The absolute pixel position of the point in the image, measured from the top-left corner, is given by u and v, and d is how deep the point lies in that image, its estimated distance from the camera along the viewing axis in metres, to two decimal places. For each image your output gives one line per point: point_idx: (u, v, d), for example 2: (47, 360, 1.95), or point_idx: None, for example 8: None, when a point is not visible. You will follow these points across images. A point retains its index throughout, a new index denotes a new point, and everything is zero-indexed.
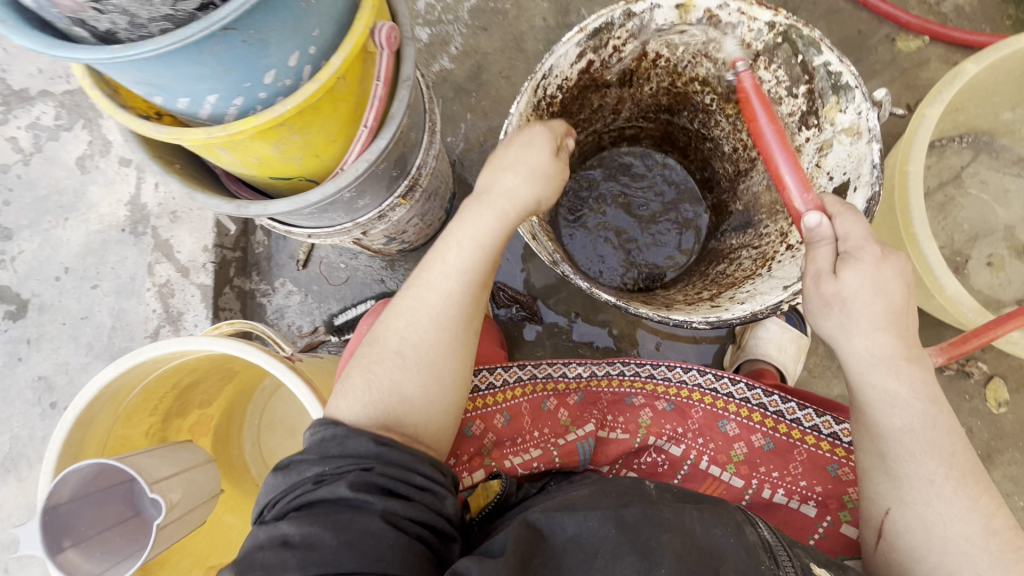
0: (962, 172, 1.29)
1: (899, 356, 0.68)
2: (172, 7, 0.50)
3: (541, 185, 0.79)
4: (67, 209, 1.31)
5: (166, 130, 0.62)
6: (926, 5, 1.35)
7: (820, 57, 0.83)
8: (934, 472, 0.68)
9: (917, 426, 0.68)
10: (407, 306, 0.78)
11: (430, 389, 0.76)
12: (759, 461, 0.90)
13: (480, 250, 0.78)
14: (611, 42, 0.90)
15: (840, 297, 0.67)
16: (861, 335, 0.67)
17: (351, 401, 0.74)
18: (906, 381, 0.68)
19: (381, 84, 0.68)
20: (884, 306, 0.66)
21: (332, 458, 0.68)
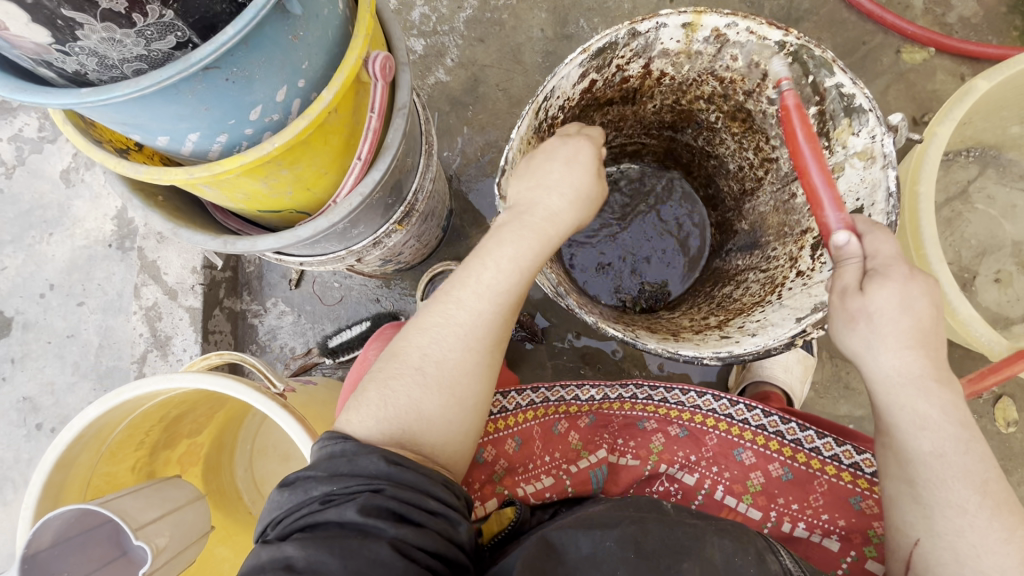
0: (969, 187, 1.27)
1: (930, 377, 0.62)
2: (145, 48, 0.48)
3: (583, 210, 0.74)
4: (51, 224, 1.27)
5: (146, 169, 0.59)
6: (930, 16, 1.33)
7: (832, 78, 0.80)
8: (967, 500, 0.61)
9: (949, 452, 0.61)
10: (433, 317, 0.68)
11: (451, 409, 0.67)
12: (777, 492, 0.83)
13: (518, 272, 0.69)
14: (614, 61, 0.86)
15: (866, 313, 0.63)
16: (890, 350, 0.62)
17: (363, 416, 0.65)
18: (937, 404, 0.62)
19: (375, 115, 0.65)
20: (910, 324, 0.62)
21: (342, 476, 0.57)
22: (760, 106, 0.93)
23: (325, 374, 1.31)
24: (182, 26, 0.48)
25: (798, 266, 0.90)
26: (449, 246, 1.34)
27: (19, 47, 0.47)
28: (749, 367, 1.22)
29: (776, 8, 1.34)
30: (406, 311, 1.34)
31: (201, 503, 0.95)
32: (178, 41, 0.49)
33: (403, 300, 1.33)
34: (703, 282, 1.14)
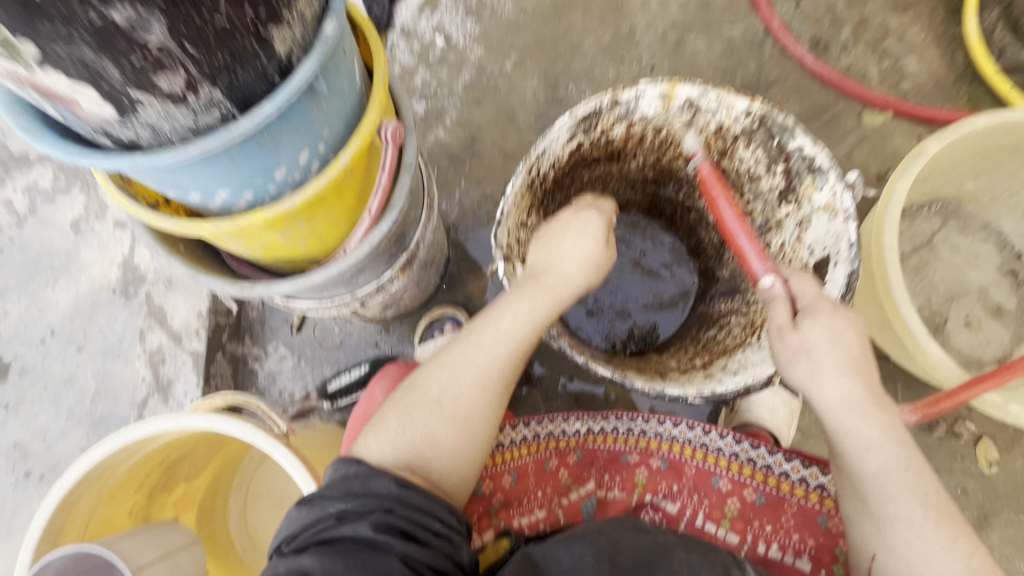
0: (934, 237, 1.36)
1: (868, 401, 0.69)
2: (193, 121, 0.56)
3: (593, 274, 0.79)
4: (57, 271, 1.32)
5: (177, 223, 0.65)
6: (886, 84, 1.47)
7: (794, 141, 0.89)
8: (912, 513, 0.66)
9: (891, 468, 0.68)
10: (453, 356, 0.73)
11: (462, 439, 0.70)
12: (752, 516, 0.86)
13: (533, 323, 0.74)
14: (600, 124, 0.96)
15: (805, 348, 0.71)
16: (831, 379, 0.69)
17: (380, 440, 0.68)
18: (877, 424, 0.69)
19: (385, 174, 0.73)
20: (843, 355, 0.70)
21: (355, 496, 0.60)
22: (733, 164, 1.01)
23: (322, 418, 1.33)
24: (226, 103, 0.56)
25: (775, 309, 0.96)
26: (446, 292, 1.40)
27: (86, 118, 0.54)
28: (736, 408, 1.24)
29: (746, 77, 1.48)
30: (404, 355, 1.37)
31: (199, 547, 0.95)
32: (221, 116, 0.57)
33: (401, 344, 1.37)
34: (689, 327, 1.19)
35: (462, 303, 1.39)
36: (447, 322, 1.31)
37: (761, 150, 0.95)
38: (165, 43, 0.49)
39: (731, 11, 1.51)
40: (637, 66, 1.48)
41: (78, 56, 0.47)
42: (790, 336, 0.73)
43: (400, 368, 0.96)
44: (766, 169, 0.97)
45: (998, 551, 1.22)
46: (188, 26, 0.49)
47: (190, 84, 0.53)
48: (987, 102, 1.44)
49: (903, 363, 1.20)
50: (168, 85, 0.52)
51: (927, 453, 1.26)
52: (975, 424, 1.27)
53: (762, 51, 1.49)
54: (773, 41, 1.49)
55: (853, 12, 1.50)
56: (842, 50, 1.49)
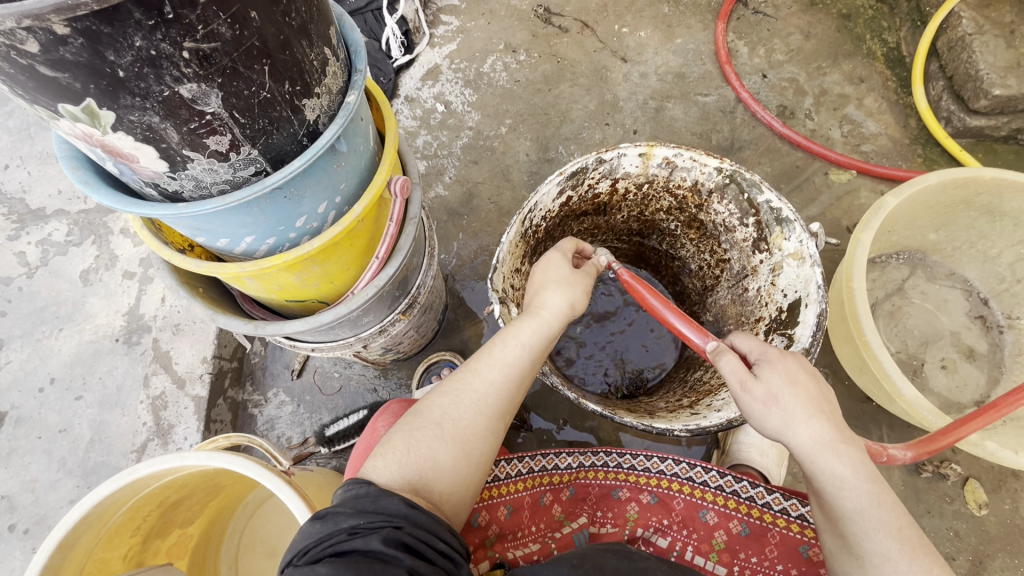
0: (904, 284, 1.44)
1: (837, 440, 0.71)
2: (232, 174, 0.65)
3: (570, 291, 0.86)
4: (63, 320, 1.37)
5: (204, 264, 0.71)
6: (849, 146, 1.61)
7: (762, 195, 0.99)
8: (889, 549, 0.67)
9: (866, 506, 0.69)
10: (454, 383, 0.78)
11: (463, 466, 0.74)
12: (738, 547, 0.89)
13: (526, 352, 0.80)
14: (587, 181, 1.05)
15: (772, 395, 0.73)
16: (801, 423, 0.72)
17: (388, 461, 0.70)
18: (848, 463, 0.70)
19: (393, 224, 0.80)
20: (805, 396, 0.72)
21: (367, 513, 0.62)
22: (709, 217, 1.11)
23: (319, 463, 1.34)
24: (262, 160, 0.65)
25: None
26: (444, 338, 1.45)
27: (139, 172, 0.62)
28: (726, 451, 1.28)
29: (721, 140, 1.62)
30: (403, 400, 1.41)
31: None
32: (256, 170, 0.66)
33: (399, 389, 1.41)
34: (676, 369, 1.25)
35: (458, 349, 1.44)
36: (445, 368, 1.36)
37: (734, 203, 1.04)
38: (218, 111, 0.58)
39: (704, 82, 1.67)
40: (622, 130, 1.62)
41: (146, 122, 0.56)
42: (754, 387, 0.75)
43: (401, 405, 0.99)
44: (739, 221, 1.06)
45: None
46: (238, 97, 0.58)
47: (234, 144, 0.61)
48: (941, 162, 1.57)
49: (884, 404, 1.25)
50: (215, 144, 0.61)
51: (915, 495, 1.29)
52: (961, 465, 1.30)
53: (734, 117, 1.63)
54: (744, 109, 1.64)
55: (814, 84, 1.67)
56: (807, 116, 1.64)
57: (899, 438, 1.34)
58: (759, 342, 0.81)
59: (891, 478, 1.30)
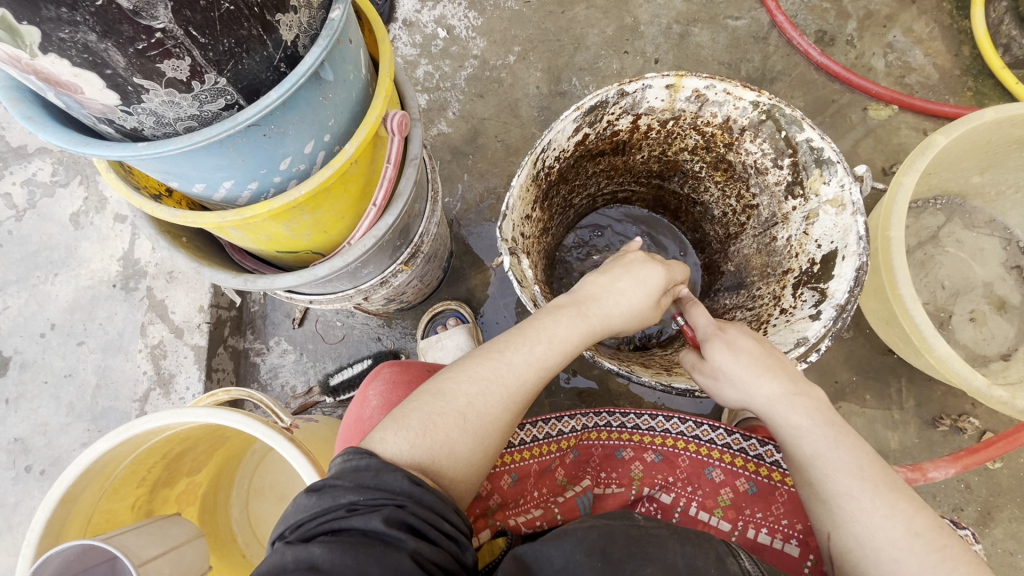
0: (939, 231, 1.35)
1: (788, 392, 0.71)
2: (199, 108, 0.57)
3: (633, 320, 0.81)
4: (57, 265, 1.31)
5: (180, 213, 0.64)
6: (892, 77, 1.46)
7: (802, 133, 0.89)
8: (851, 486, 0.64)
9: (823, 450, 0.67)
10: (482, 370, 0.73)
11: (477, 456, 0.70)
12: (744, 504, 0.87)
13: (561, 351, 0.76)
14: (606, 117, 0.95)
15: (717, 372, 0.76)
16: (750, 388, 0.72)
17: (398, 436, 0.67)
18: (801, 412, 0.70)
19: (391, 166, 0.72)
20: (749, 359, 0.74)
21: (368, 489, 0.59)
22: (739, 157, 1.01)
23: (324, 413, 1.33)
24: (232, 91, 0.57)
25: (781, 304, 0.96)
26: (449, 287, 1.39)
27: (87, 106, 0.55)
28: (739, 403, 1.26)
29: (751, 70, 1.47)
30: (407, 349, 1.37)
31: (201, 542, 0.94)
32: (227, 103, 0.58)
33: (404, 338, 1.37)
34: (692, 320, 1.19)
35: (464, 298, 1.39)
36: (450, 317, 1.32)
37: (769, 142, 0.94)
38: (170, 28, 0.50)
39: (736, 4, 1.50)
40: (642, 59, 1.47)
41: (81, 40, 0.48)
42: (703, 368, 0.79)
43: (393, 371, 0.93)
44: (773, 162, 0.96)
45: (1002, 546, 1.22)
46: (192, 10, 0.50)
47: (196, 70, 0.53)
48: (992, 96, 1.43)
49: (907, 357, 1.20)
50: (173, 71, 0.53)
51: (928, 447, 1.27)
52: (979, 419, 1.27)
53: (767, 45, 1.48)
54: (779, 35, 1.47)
55: (859, 5, 1.49)
56: (848, 43, 1.48)
57: (917, 391, 1.30)
58: (704, 317, 0.82)
59: (906, 431, 1.28)
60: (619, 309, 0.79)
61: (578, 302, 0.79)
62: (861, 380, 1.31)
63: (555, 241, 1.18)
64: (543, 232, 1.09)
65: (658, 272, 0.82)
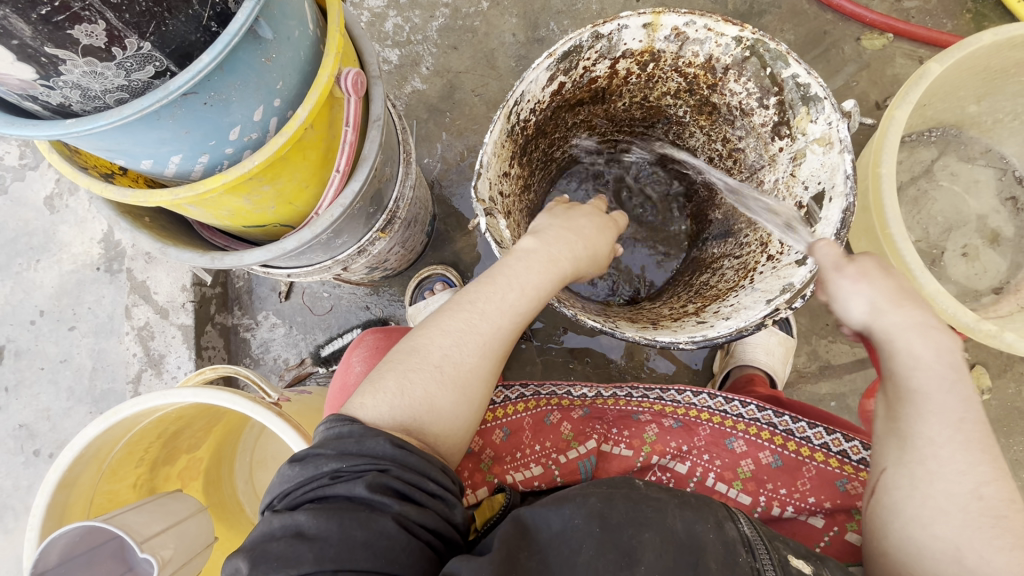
0: (933, 165, 1.31)
1: (931, 321, 0.63)
2: (126, 78, 0.57)
3: (592, 262, 0.83)
4: (37, 251, 1.28)
5: (131, 193, 0.61)
6: (888, 2, 1.38)
7: (788, 70, 0.84)
8: (939, 433, 0.61)
9: (935, 389, 0.61)
10: (452, 322, 0.71)
11: (460, 405, 0.70)
12: (766, 478, 0.85)
13: (529, 297, 0.75)
14: (581, 62, 0.90)
15: (865, 273, 0.65)
16: (893, 306, 0.63)
17: (377, 400, 0.67)
18: (932, 344, 0.62)
19: (350, 129, 0.69)
20: (897, 282, 0.65)
21: (350, 455, 0.61)
22: (724, 99, 0.96)
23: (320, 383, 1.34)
24: (159, 56, 0.56)
25: (768, 250, 0.93)
26: (435, 251, 1.37)
27: (5, 83, 0.55)
28: (732, 352, 1.28)
29: (739, 3, 1.39)
30: (396, 316, 1.37)
31: (204, 515, 0.96)
32: (156, 69, 0.58)
33: (392, 305, 1.36)
34: (682, 272, 1.17)
35: (450, 262, 1.37)
36: (437, 281, 1.31)
37: (753, 81, 0.89)
38: None
39: None
40: None
41: None
42: (847, 267, 0.66)
43: (376, 337, 0.93)
44: (759, 102, 0.92)
45: None
46: None
47: (114, 35, 0.53)
48: (992, 17, 1.36)
49: None
50: (87, 37, 0.52)
51: None
52: (968, 353, 1.28)
53: None
54: None
55: None
56: None
57: None
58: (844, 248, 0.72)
59: None
60: (582, 249, 0.81)
61: (546, 244, 0.77)
62: None
63: (539, 199, 1.14)
64: (525, 190, 1.06)
65: (609, 229, 0.88)
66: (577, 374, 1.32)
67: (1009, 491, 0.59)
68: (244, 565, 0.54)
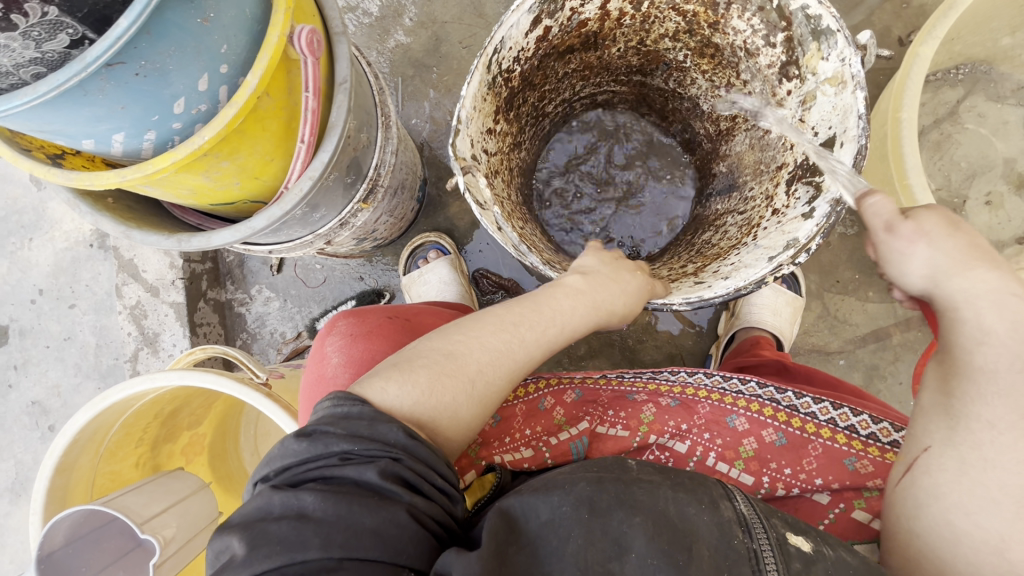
0: (958, 106, 1.21)
1: (1008, 292, 0.56)
2: (36, 50, 0.54)
3: (628, 301, 0.79)
4: (29, 229, 1.25)
5: (75, 177, 0.58)
6: None
7: (797, 0, 0.75)
8: (1000, 418, 0.56)
9: (1002, 368, 0.56)
10: (495, 340, 0.70)
11: (478, 417, 0.69)
12: (769, 456, 0.81)
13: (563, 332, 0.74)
14: (566, 4, 0.82)
15: (922, 233, 0.58)
16: (959, 272, 0.57)
17: (401, 388, 0.64)
18: (1009, 318, 0.56)
19: (311, 95, 0.65)
20: (965, 240, 0.58)
21: (361, 439, 0.58)
22: (726, 38, 0.88)
23: None
24: (71, 22, 0.54)
25: (774, 205, 0.87)
26: (428, 217, 1.32)
27: None
28: (737, 314, 1.25)
29: None
30: (391, 286, 1.33)
31: (206, 492, 0.98)
32: (71, 38, 0.55)
33: (386, 275, 1.32)
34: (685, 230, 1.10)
35: (445, 228, 1.32)
36: (431, 250, 1.27)
37: (759, 16, 0.81)
38: None
39: None
40: None
41: None
42: (901, 227, 0.59)
43: (349, 322, 0.88)
44: (766, 40, 0.83)
45: None
46: None
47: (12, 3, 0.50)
48: None
49: None
50: None
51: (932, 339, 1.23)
52: None
53: None
54: None
55: None
56: None
57: None
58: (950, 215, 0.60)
59: (909, 325, 1.24)
60: (621, 299, 0.78)
61: (592, 287, 0.77)
62: (862, 277, 1.25)
63: (531, 157, 1.08)
64: (514, 148, 0.99)
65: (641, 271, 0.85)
66: (578, 339, 1.29)
67: None
68: (241, 545, 0.51)
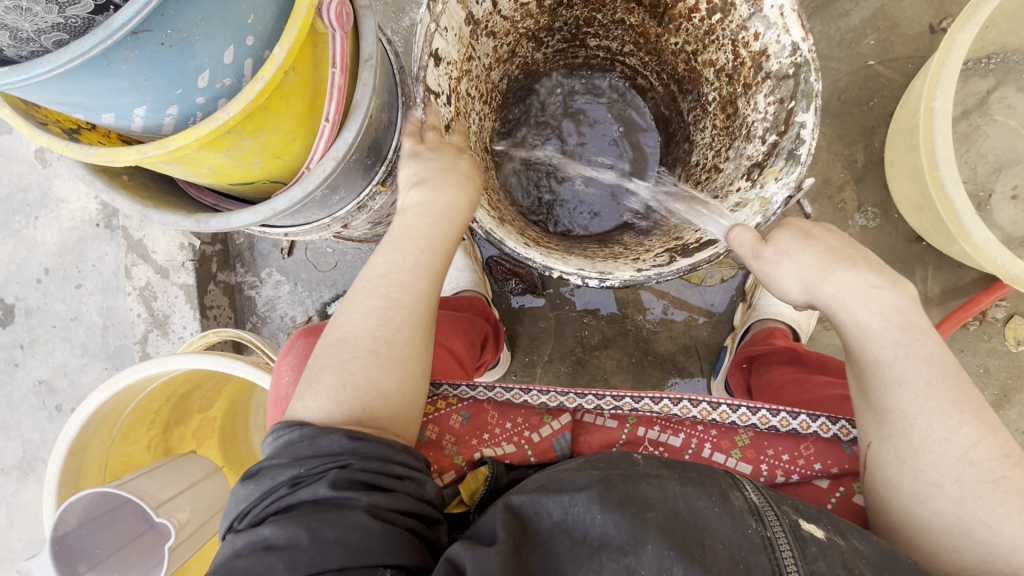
0: (987, 97, 1.18)
1: (870, 282, 0.63)
2: (60, 14, 0.52)
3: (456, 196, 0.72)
4: (35, 207, 1.23)
5: (94, 152, 0.56)
6: None
7: (804, 114, 0.73)
8: (911, 404, 0.61)
9: (891, 358, 0.62)
10: (373, 299, 0.67)
11: (407, 382, 0.66)
12: (765, 443, 0.78)
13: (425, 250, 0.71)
14: None
15: (783, 253, 0.67)
16: (824, 280, 0.64)
17: (318, 399, 0.63)
18: (875, 310, 0.62)
19: (338, 71, 0.63)
20: (824, 247, 0.66)
21: (307, 459, 0.57)
22: (746, 107, 0.84)
23: None
24: None
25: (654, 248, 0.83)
26: None
27: None
28: (752, 306, 1.22)
29: None
30: None
31: (219, 476, 0.97)
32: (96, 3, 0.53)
33: None
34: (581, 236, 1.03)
35: None
36: None
37: (776, 107, 0.78)
38: None
39: None
40: None
41: None
42: (766, 253, 0.69)
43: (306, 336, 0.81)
44: (762, 133, 0.81)
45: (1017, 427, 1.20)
46: None
47: None
48: None
49: (938, 244, 1.11)
50: None
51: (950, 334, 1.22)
52: (1006, 303, 1.21)
53: None
54: None
55: None
56: None
57: (946, 278, 1.21)
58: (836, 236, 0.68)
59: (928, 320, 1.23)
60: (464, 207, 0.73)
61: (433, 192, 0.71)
62: None
63: (539, 65, 1.04)
64: (532, 40, 0.97)
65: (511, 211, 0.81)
66: (591, 328, 1.28)
67: (1005, 447, 0.59)
68: None
